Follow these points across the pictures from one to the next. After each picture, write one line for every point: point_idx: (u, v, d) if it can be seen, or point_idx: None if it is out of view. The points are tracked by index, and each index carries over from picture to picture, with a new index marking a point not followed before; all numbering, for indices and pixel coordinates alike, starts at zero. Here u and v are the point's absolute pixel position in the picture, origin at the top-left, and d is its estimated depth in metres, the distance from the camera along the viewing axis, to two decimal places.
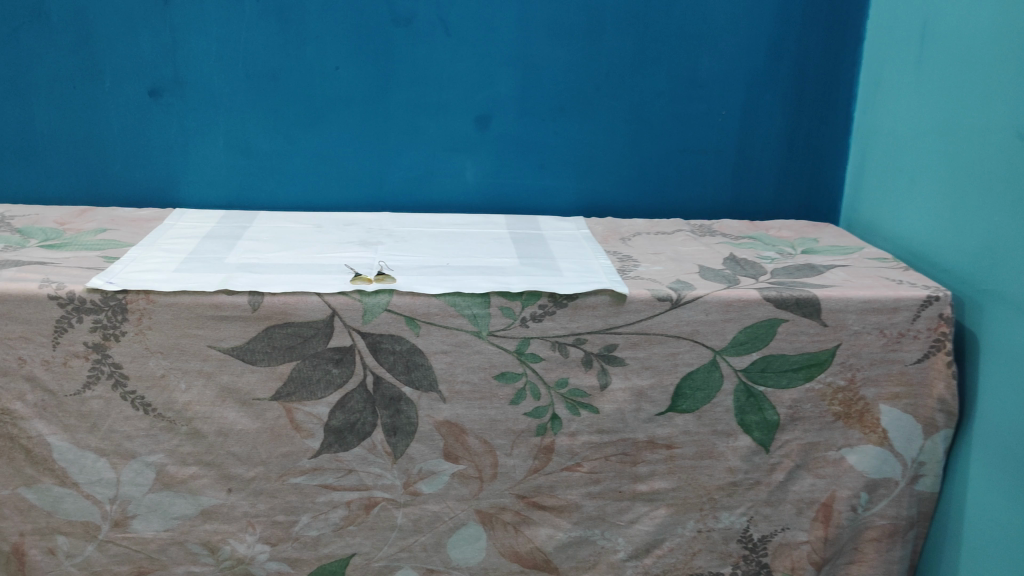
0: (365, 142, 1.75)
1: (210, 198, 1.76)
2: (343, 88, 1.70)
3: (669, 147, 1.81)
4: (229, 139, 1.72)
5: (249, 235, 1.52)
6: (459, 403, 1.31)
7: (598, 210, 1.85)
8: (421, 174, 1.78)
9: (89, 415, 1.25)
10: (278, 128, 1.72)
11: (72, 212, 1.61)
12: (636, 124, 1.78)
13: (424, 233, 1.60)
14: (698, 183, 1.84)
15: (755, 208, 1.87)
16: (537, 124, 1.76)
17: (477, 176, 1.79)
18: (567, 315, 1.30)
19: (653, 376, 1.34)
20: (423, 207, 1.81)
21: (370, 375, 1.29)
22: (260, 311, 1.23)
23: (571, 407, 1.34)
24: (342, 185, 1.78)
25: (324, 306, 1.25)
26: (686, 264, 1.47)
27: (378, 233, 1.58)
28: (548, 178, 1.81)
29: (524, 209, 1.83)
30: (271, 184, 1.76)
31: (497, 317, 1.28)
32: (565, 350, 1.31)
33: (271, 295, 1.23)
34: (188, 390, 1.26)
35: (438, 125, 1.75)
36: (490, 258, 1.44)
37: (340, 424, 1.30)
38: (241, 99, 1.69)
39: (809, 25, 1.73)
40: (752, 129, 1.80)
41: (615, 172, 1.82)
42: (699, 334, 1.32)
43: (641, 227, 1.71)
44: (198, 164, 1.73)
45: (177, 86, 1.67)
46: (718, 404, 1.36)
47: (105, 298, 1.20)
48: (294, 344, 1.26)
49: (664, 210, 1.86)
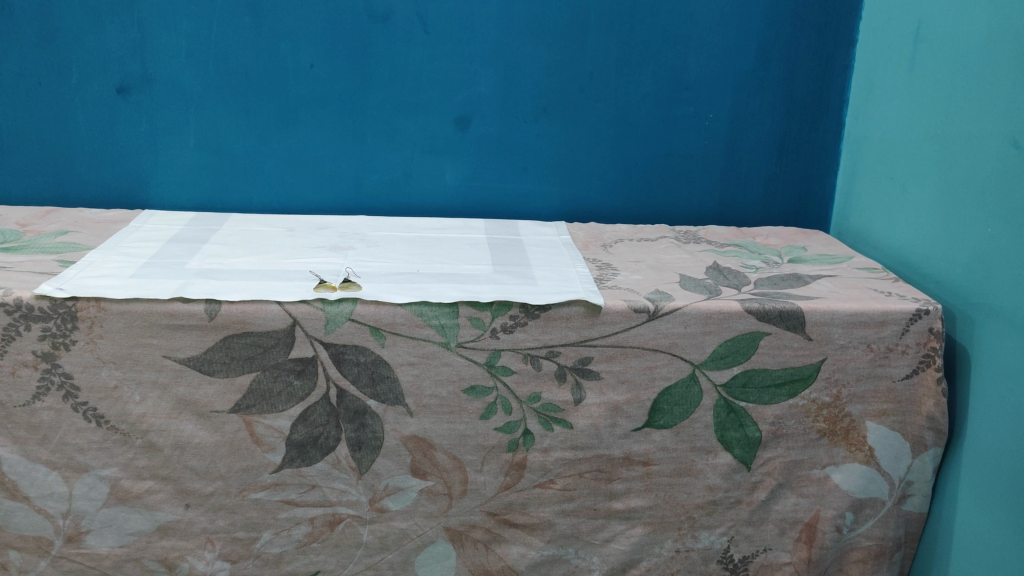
0: (341, 143, 1.70)
1: (181, 199, 1.71)
2: (318, 87, 1.65)
3: (655, 150, 1.75)
4: (199, 139, 1.66)
5: (216, 239, 1.47)
6: (427, 417, 1.26)
7: (581, 215, 1.79)
8: (399, 176, 1.73)
9: (39, 427, 1.20)
10: (251, 128, 1.67)
11: (36, 213, 1.56)
12: (621, 126, 1.73)
13: (399, 238, 1.54)
14: (685, 188, 1.78)
15: (743, 215, 1.81)
16: (518, 125, 1.71)
17: (456, 179, 1.74)
18: (539, 326, 1.24)
19: (629, 391, 1.29)
20: (401, 211, 1.76)
21: (333, 387, 1.23)
22: (218, 320, 1.18)
23: (544, 422, 1.29)
24: (317, 188, 1.73)
25: (285, 315, 1.19)
26: (667, 273, 1.41)
27: (350, 238, 1.53)
28: (530, 182, 1.75)
29: (505, 214, 1.78)
30: (244, 185, 1.71)
31: (465, 328, 1.23)
32: (538, 363, 1.26)
33: (229, 303, 1.18)
34: (143, 402, 1.21)
35: (416, 126, 1.69)
36: (463, 266, 1.39)
37: (303, 438, 1.25)
38: (212, 97, 1.64)
39: (800, 26, 1.68)
40: (740, 133, 1.75)
41: (599, 176, 1.76)
42: (677, 347, 1.27)
43: (624, 233, 1.65)
44: (168, 164, 1.68)
45: (145, 84, 1.62)
46: (697, 420, 1.31)
47: (54, 305, 1.16)
48: (254, 354, 1.21)
49: (650, 215, 1.80)
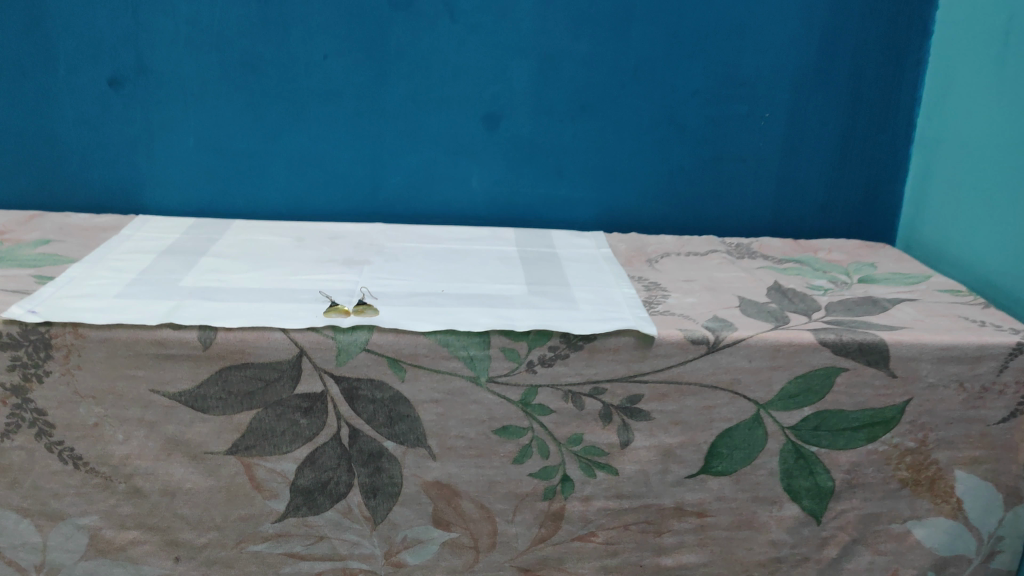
0: (357, 143, 1.53)
1: (180, 203, 1.55)
2: (332, 80, 1.49)
3: (702, 153, 1.58)
4: (200, 137, 1.51)
5: (215, 251, 1.31)
6: (452, 461, 1.10)
7: (620, 224, 1.62)
8: (420, 180, 1.57)
9: (9, 469, 1.05)
10: (257, 126, 1.51)
11: (18, 218, 1.40)
12: (666, 127, 1.56)
13: (420, 251, 1.38)
14: (736, 195, 1.61)
15: (798, 225, 1.64)
16: (552, 125, 1.54)
17: (484, 184, 1.57)
18: (583, 359, 1.08)
19: (683, 433, 1.12)
20: (422, 218, 1.59)
21: (345, 427, 1.07)
22: (213, 349, 1.02)
23: (586, 468, 1.12)
24: (330, 192, 1.57)
25: (290, 345, 1.03)
26: (725, 295, 1.24)
27: (365, 250, 1.37)
28: (564, 187, 1.59)
29: (536, 222, 1.61)
30: (249, 189, 1.55)
31: (498, 360, 1.07)
32: (579, 401, 1.09)
33: (226, 330, 1.02)
34: (127, 442, 1.05)
35: (440, 125, 1.53)
36: (493, 285, 1.23)
37: (309, 484, 1.09)
38: (215, 90, 1.48)
39: (868, 17, 1.50)
40: (797, 134, 1.58)
41: (641, 181, 1.59)
42: (740, 384, 1.10)
43: (670, 247, 1.49)
44: (166, 165, 1.52)
45: (140, 75, 1.46)
46: (760, 467, 1.14)
47: (25, 331, 1.00)
48: (254, 389, 1.05)
49: (695, 224, 1.63)
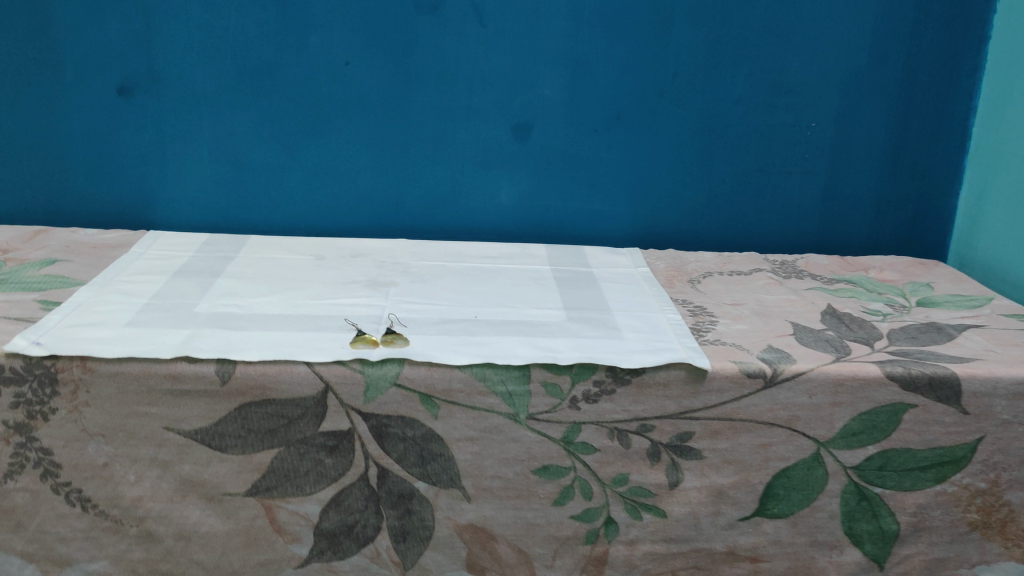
0: (380, 154, 1.45)
1: (193, 218, 1.47)
2: (355, 88, 1.41)
3: (743, 165, 1.51)
4: (215, 148, 1.43)
5: (232, 270, 1.24)
6: (487, 503, 1.02)
7: (656, 240, 1.55)
8: (446, 194, 1.49)
9: (12, 512, 0.98)
10: (274, 136, 1.43)
11: (23, 234, 1.33)
12: (706, 137, 1.48)
13: (447, 270, 1.31)
14: (779, 209, 1.54)
15: (843, 240, 1.57)
16: (586, 136, 1.47)
17: (513, 197, 1.50)
18: (630, 395, 1.00)
19: (737, 473, 1.03)
20: (448, 233, 1.51)
21: (374, 467, 1.00)
22: (232, 384, 0.95)
23: (632, 510, 1.04)
24: (351, 206, 1.49)
25: (315, 380, 0.96)
26: (777, 322, 1.16)
27: (390, 269, 1.29)
28: (597, 200, 1.52)
29: (568, 237, 1.54)
30: (265, 202, 1.47)
31: (538, 396, 0.98)
32: (626, 439, 1.01)
33: (246, 363, 0.94)
34: (139, 483, 0.98)
35: (467, 136, 1.45)
36: (529, 311, 1.15)
37: (334, 527, 1.01)
38: (230, 99, 1.40)
39: (922, 21, 1.42)
40: (844, 145, 1.50)
41: (678, 194, 1.52)
42: (799, 421, 1.02)
43: (711, 265, 1.41)
44: (179, 177, 1.45)
45: (151, 83, 1.38)
46: (819, 510, 1.05)
47: (29, 364, 0.92)
48: (276, 426, 0.97)
49: (734, 239, 1.56)
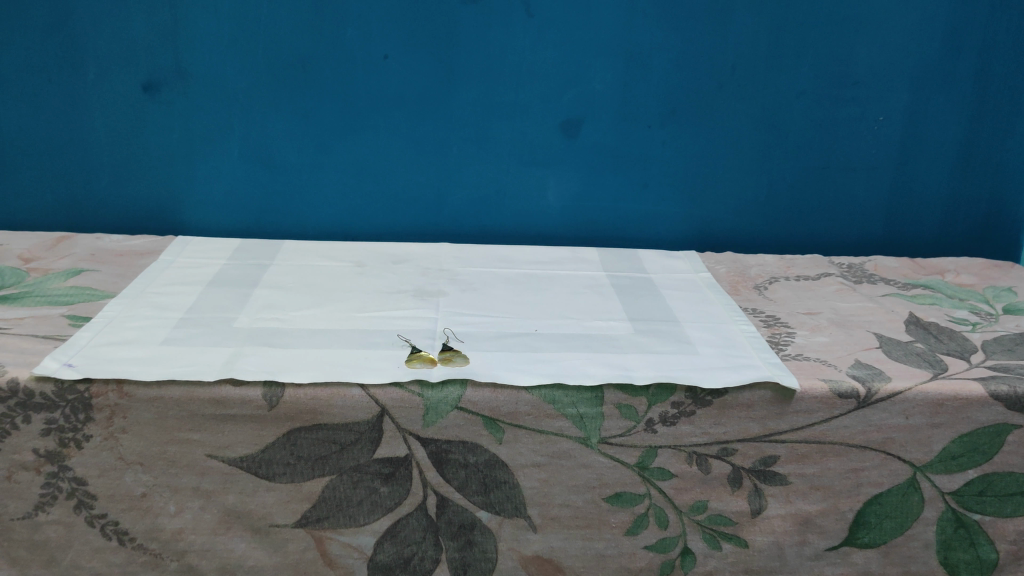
0: (421, 154, 1.37)
1: (223, 222, 1.40)
2: (394, 84, 1.32)
3: (805, 163, 1.42)
4: (247, 149, 1.35)
5: (269, 280, 1.16)
6: (555, 533, 0.95)
7: (712, 243, 1.47)
8: (491, 195, 1.41)
9: (44, 546, 0.91)
10: (308, 136, 1.35)
11: (47, 242, 1.26)
12: (766, 133, 1.40)
13: (497, 277, 1.22)
14: (842, 208, 1.46)
15: (908, 240, 1.49)
16: (640, 132, 1.38)
17: (562, 197, 1.42)
18: (710, 417, 0.91)
19: (825, 500, 0.95)
20: (492, 236, 1.44)
21: (432, 496, 0.92)
22: (280, 409, 0.87)
23: (710, 539, 0.96)
24: (390, 208, 1.41)
25: (370, 403, 0.88)
26: (858, 333, 1.08)
27: (437, 276, 1.21)
28: (650, 201, 1.43)
29: (618, 239, 1.46)
30: (300, 206, 1.39)
31: (612, 419, 0.90)
32: (705, 464, 0.93)
33: (296, 386, 0.87)
34: (179, 515, 0.90)
35: (513, 133, 1.37)
36: (591, 323, 1.06)
37: (390, 560, 0.94)
38: (262, 96, 1.32)
39: (999, 7, 1.33)
40: (914, 141, 1.41)
41: (736, 194, 1.44)
42: (894, 445, 0.93)
43: (775, 270, 1.33)
44: (208, 179, 1.36)
45: (179, 80, 1.30)
46: (912, 538, 0.98)
47: (61, 389, 0.85)
48: (327, 454, 0.89)
49: (795, 241, 1.48)
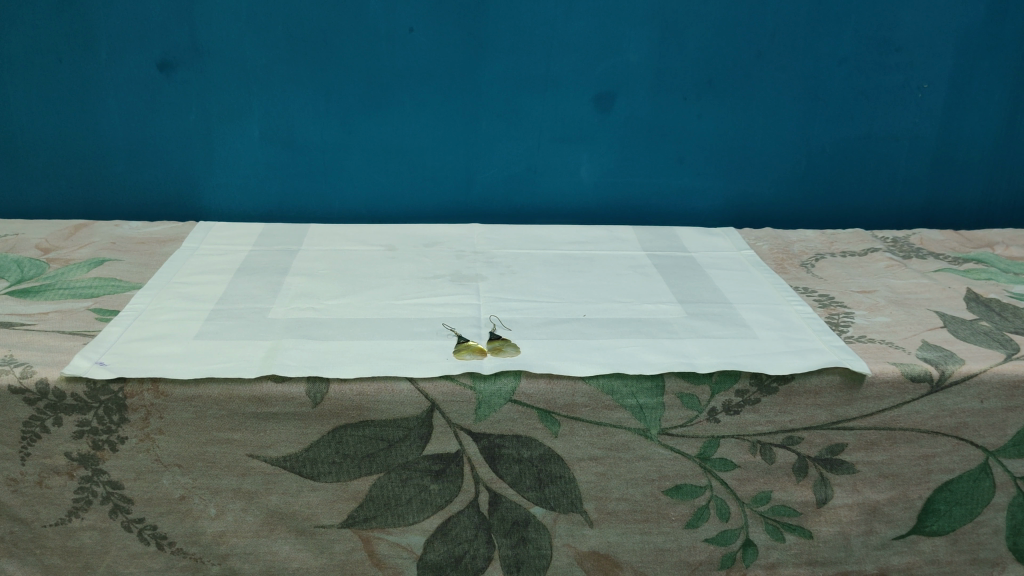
0: (447, 131, 1.31)
1: (243, 206, 1.34)
2: (418, 58, 1.26)
3: (847, 133, 1.37)
4: (266, 129, 1.29)
5: (297, 267, 1.11)
6: (612, 528, 0.91)
7: (750, 218, 1.42)
8: (521, 173, 1.35)
9: (79, 552, 0.86)
10: (330, 114, 1.29)
11: (63, 230, 1.20)
12: (807, 102, 1.34)
13: (534, 260, 1.17)
14: (883, 180, 1.41)
15: (952, 211, 1.44)
16: (676, 104, 1.32)
17: (594, 174, 1.37)
18: (776, 404, 0.87)
19: (893, 487, 0.91)
20: (523, 215, 1.39)
21: (485, 492, 0.87)
22: (325, 406, 0.82)
23: (773, 531, 0.92)
24: (416, 188, 1.35)
25: (419, 398, 0.83)
26: (919, 312, 1.03)
27: (472, 260, 1.16)
28: (686, 176, 1.38)
29: (652, 215, 1.41)
30: (323, 187, 1.34)
31: (673, 409, 0.86)
32: (769, 454, 0.89)
33: (341, 381, 0.82)
34: (221, 517, 0.86)
35: (544, 108, 1.31)
36: (640, 306, 1.02)
37: (440, 559, 0.90)
38: (282, 73, 1.25)
39: None
40: (959, 108, 1.36)
41: (775, 168, 1.38)
42: (966, 429, 0.90)
43: (819, 245, 1.28)
44: (226, 161, 1.31)
45: (194, 57, 1.23)
46: (983, 525, 0.94)
47: (93, 390, 0.80)
48: (375, 451, 0.85)
49: (835, 214, 1.43)
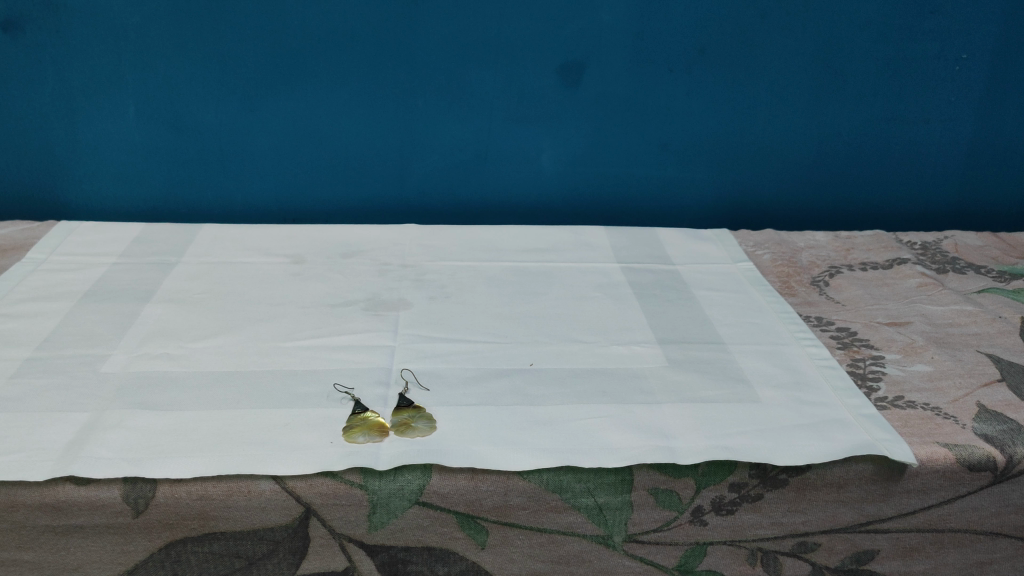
0: (377, 110, 1.06)
1: (122, 201, 1.08)
2: (336, 17, 1.00)
3: (866, 114, 1.12)
4: (146, 106, 1.03)
5: (167, 289, 0.85)
6: None
7: (747, 216, 1.18)
8: (468, 162, 1.10)
9: None
10: (228, 88, 1.03)
11: None
12: (820, 76, 1.09)
13: (477, 276, 0.93)
14: (908, 171, 1.16)
15: (988, 208, 1.20)
16: (659, 77, 1.07)
17: (557, 163, 1.12)
18: (785, 503, 0.64)
19: None
20: (470, 212, 1.14)
21: None
22: (150, 516, 0.58)
23: None
24: (337, 180, 1.10)
25: (287, 503, 0.59)
26: (967, 356, 0.80)
27: (397, 277, 0.91)
28: (671, 166, 1.13)
29: (628, 212, 1.16)
30: (222, 178, 1.08)
31: (644, 511, 0.63)
32: (774, 565, 0.65)
33: (173, 482, 0.58)
34: None
35: (496, 81, 1.05)
36: (608, 351, 0.77)
37: None
38: (161, 36, 0.99)
39: None
40: (1005, 85, 1.11)
41: (779, 156, 1.14)
42: None
43: (832, 254, 1.04)
44: (98, 146, 1.05)
45: (46, 14, 0.97)
46: None
47: None
48: (229, 571, 0.61)
49: (849, 212, 1.19)
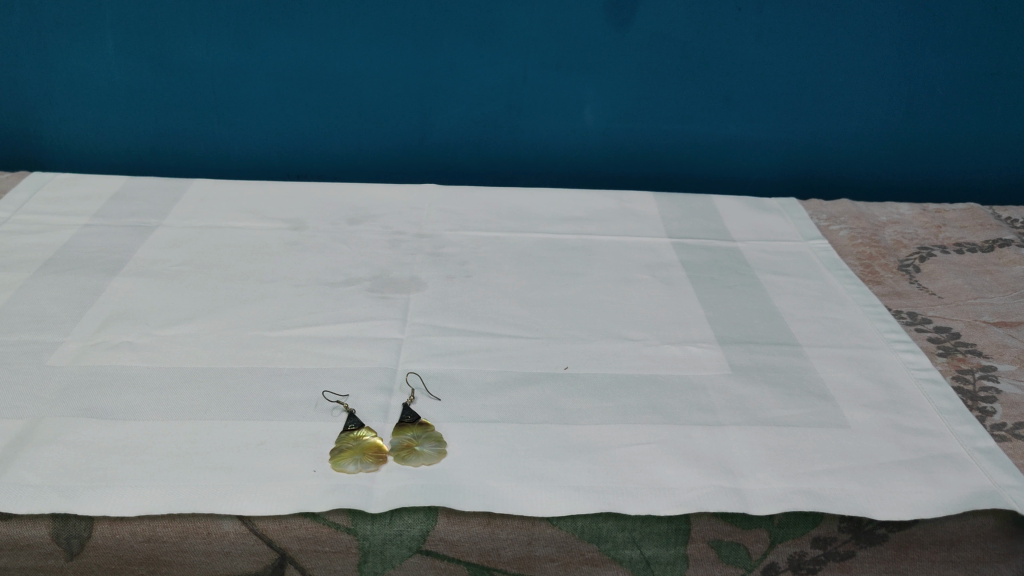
0: (393, 51, 0.91)
1: (107, 148, 0.96)
2: None
3: (967, 65, 0.95)
4: (128, 41, 0.89)
5: (142, 259, 0.73)
6: None
7: (816, 182, 1.02)
8: (497, 113, 0.96)
9: None
10: (220, 22, 0.89)
11: None
12: (916, 19, 0.92)
13: (504, 251, 0.79)
14: (1009, 135, 1.00)
15: None
16: (724, 16, 0.91)
17: (599, 116, 0.97)
18: (879, 564, 0.51)
19: None
20: (497, 170, 1.00)
21: None
22: (86, 558, 0.47)
23: None
24: (348, 131, 0.97)
25: (257, 547, 0.48)
26: None
27: (411, 250, 0.78)
28: (731, 122, 0.98)
29: (678, 174, 1.02)
30: (217, 125, 0.95)
31: (703, 567, 0.51)
32: None
33: (115, 520, 0.47)
34: None
35: (531, 19, 0.90)
36: (659, 352, 0.64)
37: None
38: None
39: None
40: None
41: (859, 113, 0.98)
42: None
43: (920, 232, 0.89)
44: (77, 86, 0.92)
45: None
46: None
47: None
48: None
49: (935, 180, 1.03)
